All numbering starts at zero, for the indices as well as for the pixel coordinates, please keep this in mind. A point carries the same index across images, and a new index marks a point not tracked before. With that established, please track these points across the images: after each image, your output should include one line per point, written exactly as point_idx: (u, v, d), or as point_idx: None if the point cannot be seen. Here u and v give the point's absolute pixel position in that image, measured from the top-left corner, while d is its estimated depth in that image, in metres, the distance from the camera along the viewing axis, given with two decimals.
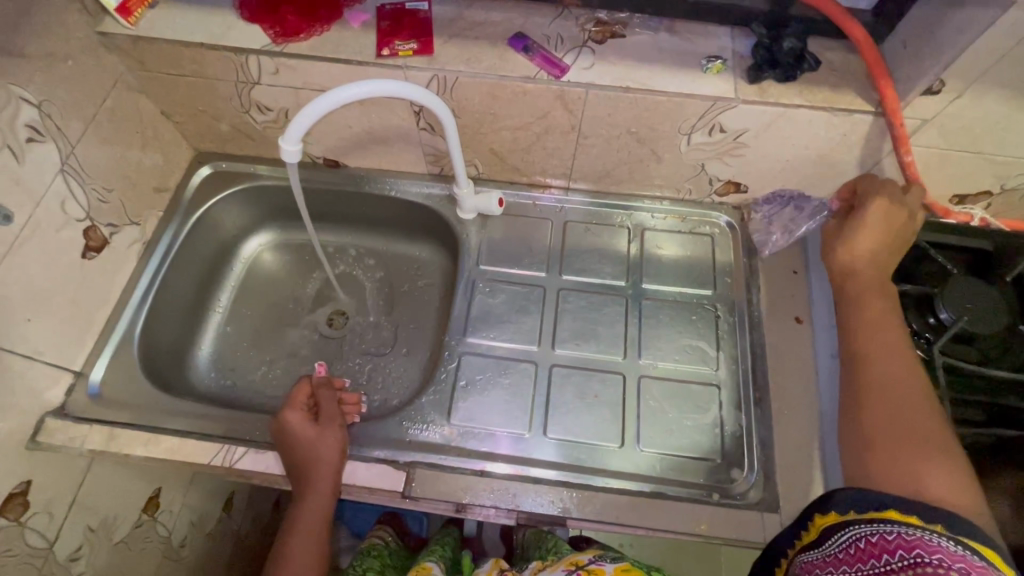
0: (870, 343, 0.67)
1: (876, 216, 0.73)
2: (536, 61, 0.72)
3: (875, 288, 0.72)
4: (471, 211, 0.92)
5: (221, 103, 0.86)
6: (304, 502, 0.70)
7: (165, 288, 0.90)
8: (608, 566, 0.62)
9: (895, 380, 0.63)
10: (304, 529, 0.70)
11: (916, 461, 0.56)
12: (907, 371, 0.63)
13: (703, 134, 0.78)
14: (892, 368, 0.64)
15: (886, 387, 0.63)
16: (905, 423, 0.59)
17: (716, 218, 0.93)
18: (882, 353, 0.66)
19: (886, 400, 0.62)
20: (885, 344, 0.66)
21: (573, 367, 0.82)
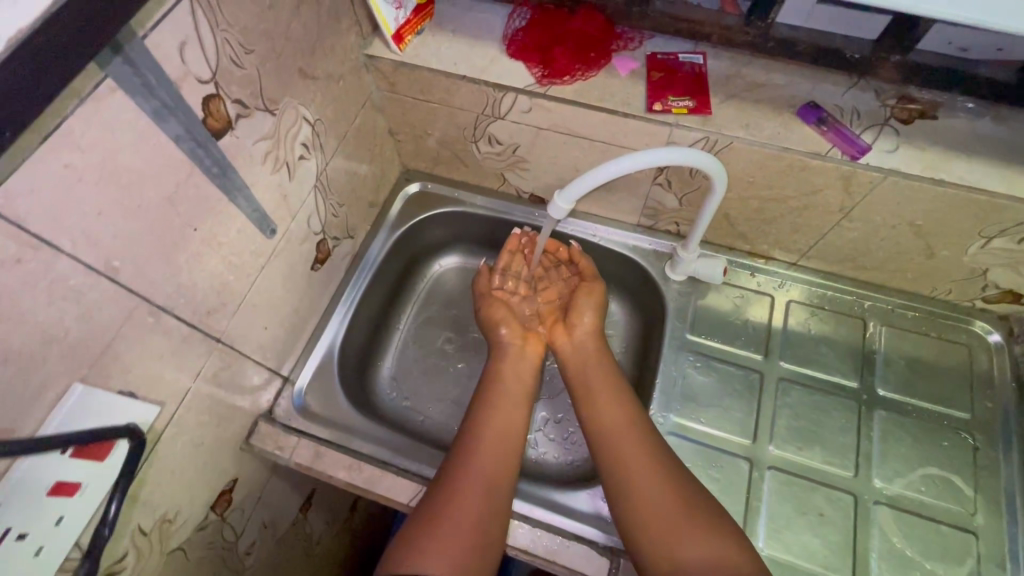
0: (601, 406, 0.72)
1: (588, 299, 0.85)
2: (829, 136, 0.64)
3: (600, 366, 0.78)
4: (682, 273, 0.85)
5: (453, 130, 0.85)
6: (490, 409, 0.74)
7: (363, 302, 0.91)
8: None
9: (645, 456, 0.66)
10: (485, 441, 0.70)
11: (677, 540, 0.59)
12: (655, 452, 0.66)
13: (1009, 240, 0.66)
14: (625, 428, 0.69)
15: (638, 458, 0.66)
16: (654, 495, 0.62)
17: (975, 326, 0.80)
18: (594, 417, 0.72)
19: (647, 492, 0.63)
20: (615, 404, 0.72)
21: (793, 475, 0.73)
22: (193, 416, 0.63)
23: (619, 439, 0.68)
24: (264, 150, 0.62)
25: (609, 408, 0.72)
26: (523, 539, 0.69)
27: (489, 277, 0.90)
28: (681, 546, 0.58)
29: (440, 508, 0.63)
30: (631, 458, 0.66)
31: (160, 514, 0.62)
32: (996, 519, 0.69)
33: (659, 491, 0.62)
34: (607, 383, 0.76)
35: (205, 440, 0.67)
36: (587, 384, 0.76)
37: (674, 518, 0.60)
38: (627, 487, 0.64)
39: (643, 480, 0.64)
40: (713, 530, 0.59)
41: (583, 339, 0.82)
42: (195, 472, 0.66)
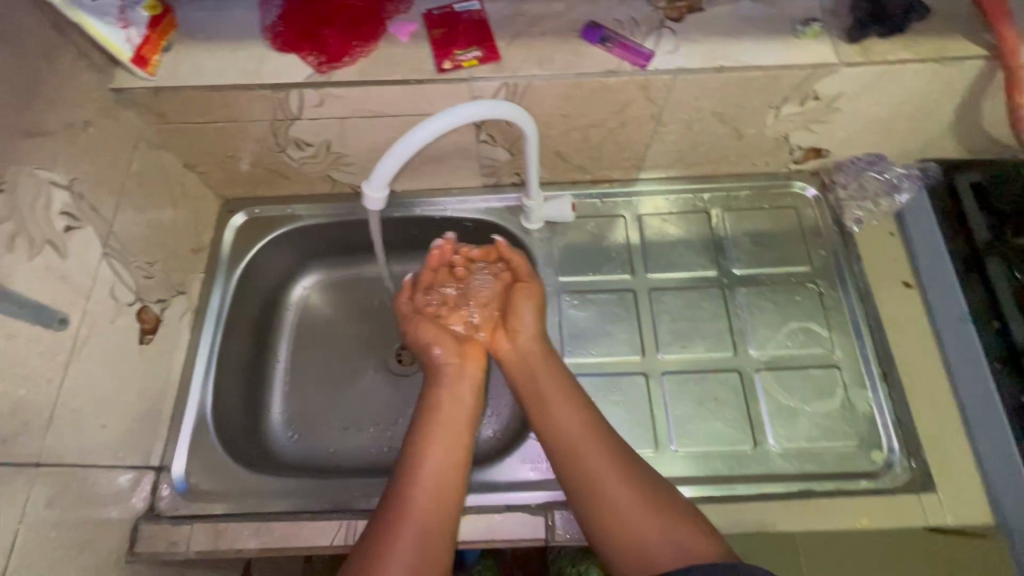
0: (557, 412, 0.70)
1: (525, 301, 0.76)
2: (616, 52, 0.65)
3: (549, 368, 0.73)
4: (538, 221, 0.86)
5: (254, 145, 0.77)
6: (429, 444, 0.68)
7: (225, 356, 0.82)
8: None
9: (600, 461, 0.65)
10: (427, 487, 0.65)
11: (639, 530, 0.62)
12: (614, 451, 0.66)
13: (795, 105, 0.72)
14: (580, 431, 0.68)
15: (596, 461, 0.65)
16: (625, 501, 0.63)
17: (795, 187, 0.88)
18: (557, 425, 0.69)
19: (607, 495, 0.63)
20: (575, 410, 0.69)
21: (684, 374, 0.78)
22: (39, 558, 0.54)
23: (568, 446, 0.67)
24: (3, 236, 0.51)
25: (574, 413, 0.69)
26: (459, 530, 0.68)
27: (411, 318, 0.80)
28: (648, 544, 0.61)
29: (381, 557, 0.59)
30: (598, 466, 0.65)
31: None
32: (850, 346, 0.78)
33: (619, 492, 0.63)
34: (555, 385, 0.72)
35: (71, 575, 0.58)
36: (541, 393, 0.72)
37: (641, 516, 0.62)
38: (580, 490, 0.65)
39: (602, 483, 0.64)
40: (672, 515, 0.62)
41: (517, 343, 0.76)
42: None
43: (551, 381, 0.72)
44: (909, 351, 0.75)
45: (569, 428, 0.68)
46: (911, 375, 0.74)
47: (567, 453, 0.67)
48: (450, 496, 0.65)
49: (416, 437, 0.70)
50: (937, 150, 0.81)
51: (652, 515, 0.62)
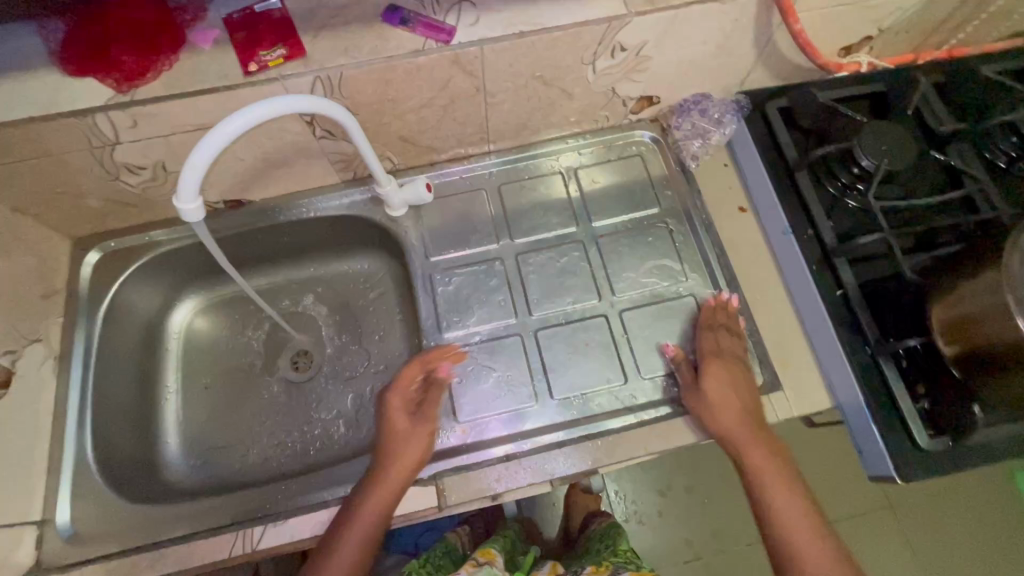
0: (761, 457, 0.69)
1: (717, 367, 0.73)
2: (419, 31, 0.68)
3: (749, 425, 0.70)
4: (401, 206, 0.87)
5: (82, 177, 0.75)
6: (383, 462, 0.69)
7: (101, 396, 0.80)
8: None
9: (778, 504, 0.67)
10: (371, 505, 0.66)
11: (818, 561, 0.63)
12: (804, 508, 0.66)
13: (607, 58, 0.76)
14: (777, 483, 0.68)
15: (785, 511, 0.66)
16: (807, 552, 0.63)
17: (637, 136, 0.93)
18: (762, 467, 0.69)
19: (803, 531, 0.65)
20: (776, 455, 0.70)
21: (557, 327, 0.82)
22: None
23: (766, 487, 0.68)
24: None
25: (740, 425, 0.70)
26: None
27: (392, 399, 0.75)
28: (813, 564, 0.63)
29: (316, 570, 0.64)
30: (786, 513, 0.66)
31: None
32: (702, 274, 0.84)
33: (792, 512, 0.66)
34: (745, 389, 0.73)
35: None
36: (742, 443, 0.70)
37: (813, 545, 0.64)
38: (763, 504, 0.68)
39: (776, 496, 0.67)
40: (831, 540, 0.64)
41: (732, 372, 0.73)
42: None
43: (739, 395, 0.72)
44: (752, 270, 0.82)
45: (769, 482, 0.68)
46: (754, 290, 0.80)
47: (755, 466, 0.69)
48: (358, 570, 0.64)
49: (392, 477, 0.68)
50: (753, 82, 0.88)
51: (816, 530, 0.65)
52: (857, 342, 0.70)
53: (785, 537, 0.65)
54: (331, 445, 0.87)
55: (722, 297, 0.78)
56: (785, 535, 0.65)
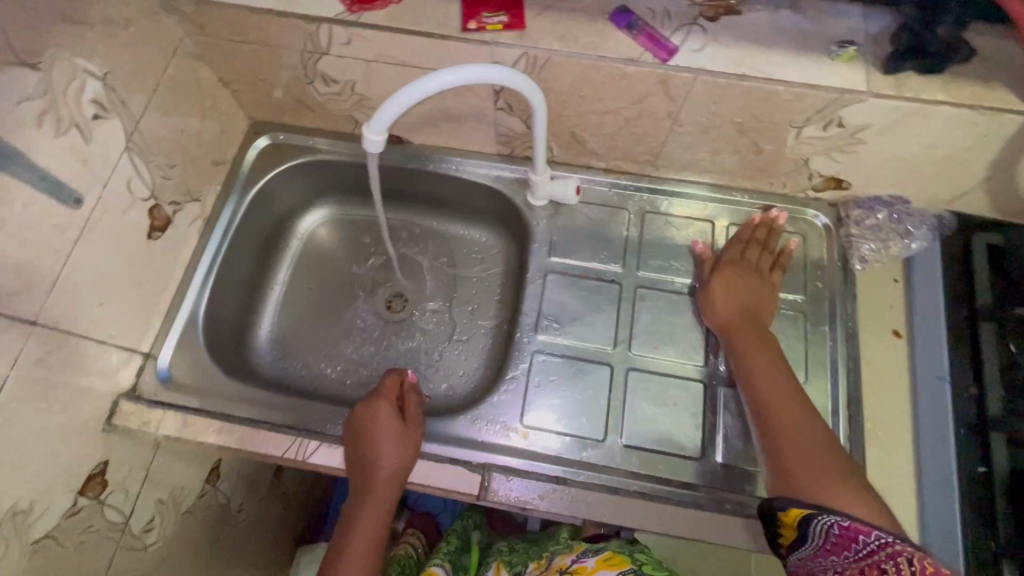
0: (748, 367, 0.69)
1: (722, 285, 0.77)
2: (640, 40, 0.66)
3: (757, 342, 0.71)
4: (543, 198, 0.86)
5: (283, 72, 0.80)
6: (379, 450, 0.68)
7: (226, 266, 0.87)
8: (589, 563, 0.66)
9: (787, 418, 0.61)
10: (374, 494, 0.68)
11: (840, 489, 0.53)
12: (809, 415, 0.61)
13: (818, 128, 0.70)
14: (779, 392, 0.64)
15: (784, 405, 0.63)
16: (813, 458, 0.57)
17: (808, 214, 0.85)
18: (766, 383, 0.66)
19: (797, 445, 0.58)
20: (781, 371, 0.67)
21: (650, 373, 0.79)
22: (22, 407, 0.60)
23: (769, 392, 0.65)
24: (34, 111, 0.57)
25: (735, 318, 0.75)
26: None
27: (374, 406, 0.72)
28: (822, 487, 0.54)
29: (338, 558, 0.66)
30: (794, 412, 0.62)
31: (8, 508, 0.59)
32: (822, 383, 0.76)
33: (809, 439, 0.59)
34: (749, 290, 0.76)
35: (49, 427, 0.64)
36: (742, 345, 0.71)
37: (834, 458, 0.57)
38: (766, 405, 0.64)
39: (775, 404, 0.63)
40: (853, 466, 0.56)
41: (747, 278, 0.77)
42: (46, 461, 0.64)
43: (741, 297, 0.76)
44: (881, 403, 0.73)
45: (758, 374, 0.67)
46: (876, 423, 0.72)
47: (752, 370, 0.68)
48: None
49: (389, 466, 0.68)
50: (962, 203, 0.78)
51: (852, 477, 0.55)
52: (982, 533, 0.62)
53: (779, 432, 0.61)
54: None
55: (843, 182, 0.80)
56: (784, 420, 0.61)
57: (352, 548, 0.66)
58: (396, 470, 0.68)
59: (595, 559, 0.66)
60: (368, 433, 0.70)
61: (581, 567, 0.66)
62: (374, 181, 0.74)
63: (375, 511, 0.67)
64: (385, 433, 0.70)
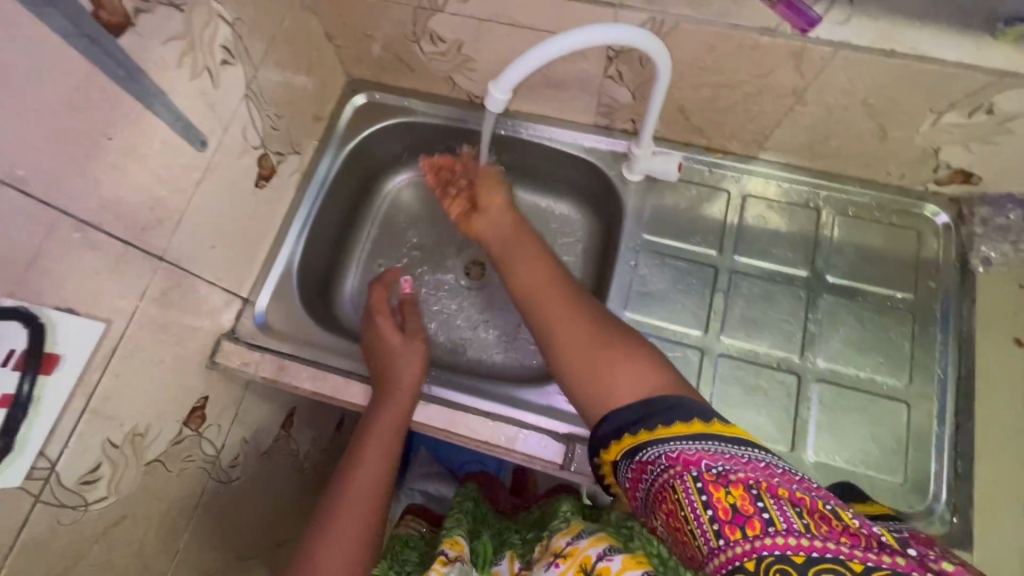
0: (523, 273, 0.68)
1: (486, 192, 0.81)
2: (779, 9, 0.62)
3: (514, 244, 0.73)
4: (639, 172, 0.84)
5: (392, 29, 0.80)
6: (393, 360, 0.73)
7: (318, 221, 0.89)
8: (585, 545, 0.52)
9: (546, 326, 0.61)
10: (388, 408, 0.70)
11: (620, 368, 0.52)
12: (563, 308, 0.61)
13: (961, 114, 0.65)
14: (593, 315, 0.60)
15: (548, 311, 0.62)
16: (576, 337, 0.57)
17: (925, 210, 0.80)
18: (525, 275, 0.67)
19: (599, 360, 0.54)
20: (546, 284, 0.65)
21: (741, 361, 0.76)
22: (147, 337, 0.63)
23: (537, 291, 0.64)
24: (176, 51, 0.58)
25: (494, 239, 0.76)
26: (487, 432, 0.72)
27: (376, 321, 0.78)
28: (608, 372, 0.52)
29: (348, 479, 0.66)
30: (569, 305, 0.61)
31: (129, 429, 0.63)
32: (928, 387, 0.72)
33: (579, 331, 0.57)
34: (504, 212, 0.78)
35: (164, 358, 0.67)
36: (512, 257, 0.71)
37: (585, 341, 0.56)
38: (518, 295, 0.66)
39: (557, 321, 0.60)
40: (624, 340, 0.55)
41: (485, 190, 0.81)
42: (160, 390, 0.67)
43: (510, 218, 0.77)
44: (994, 413, 0.69)
45: (546, 309, 0.62)
46: (986, 436, 0.69)
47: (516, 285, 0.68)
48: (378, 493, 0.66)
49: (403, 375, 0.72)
50: None
51: (602, 333, 0.56)
52: None
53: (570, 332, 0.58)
54: (470, 355, 0.90)
55: (972, 175, 0.75)
56: (549, 329, 0.60)
57: (363, 459, 0.67)
58: (413, 377, 0.72)
59: (590, 542, 0.52)
60: (387, 348, 0.74)
61: (573, 549, 0.52)
62: (484, 134, 0.74)
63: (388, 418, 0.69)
64: (397, 343, 0.74)
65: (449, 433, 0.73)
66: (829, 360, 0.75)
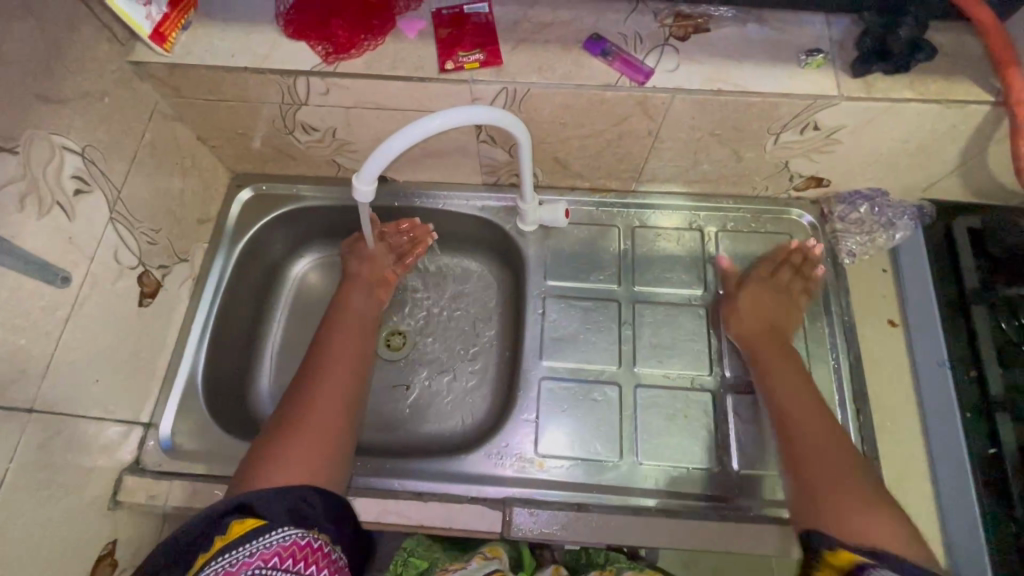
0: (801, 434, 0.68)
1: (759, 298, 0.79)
2: (616, 66, 0.67)
3: (786, 363, 0.74)
4: (533, 223, 0.87)
5: (263, 126, 0.80)
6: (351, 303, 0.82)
7: (219, 325, 0.86)
8: None
9: (835, 484, 0.62)
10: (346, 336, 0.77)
11: (870, 526, 0.57)
12: (831, 438, 0.66)
13: (795, 133, 0.72)
14: (816, 440, 0.66)
15: (820, 458, 0.65)
16: (833, 475, 0.62)
17: (793, 214, 0.87)
18: (807, 417, 0.69)
19: (844, 497, 0.60)
20: (813, 416, 0.69)
21: (658, 388, 0.79)
22: (27, 497, 0.58)
23: (789, 415, 0.70)
24: (14, 194, 0.55)
25: (785, 362, 0.74)
26: (421, 515, 0.70)
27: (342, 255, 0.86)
28: (849, 518, 0.58)
29: (308, 400, 0.69)
30: (833, 452, 0.65)
31: None
32: (827, 379, 0.78)
33: (850, 492, 0.60)
34: (782, 307, 0.79)
35: (54, 514, 0.62)
36: (766, 374, 0.74)
37: (858, 490, 0.60)
38: (788, 419, 0.70)
39: (828, 445, 0.66)
40: (874, 498, 0.60)
41: (777, 299, 0.79)
42: (55, 550, 0.61)
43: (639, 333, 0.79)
44: (886, 391, 0.75)
45: (815, 444, 0.66)
46: (882, 414, 0.74)
47: (783, 411, 0.70)
48: (341, 413, 0.69)
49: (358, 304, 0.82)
50: (939, 190, 0.80)
51: (872, 501, 0.59)
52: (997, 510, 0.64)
53: (800, 455, 0.66)
54: (401, 430, 0.86)
55: (822, 179, 0.82)
56: (806, 472, 0.64)
57: (319, 387, 0.70)
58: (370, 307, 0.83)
59: None
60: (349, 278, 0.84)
61: None
62: (365, 220, 0.76)
63: (343, 348, 0.76)
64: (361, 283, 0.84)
65: (380, 525, 0.70)
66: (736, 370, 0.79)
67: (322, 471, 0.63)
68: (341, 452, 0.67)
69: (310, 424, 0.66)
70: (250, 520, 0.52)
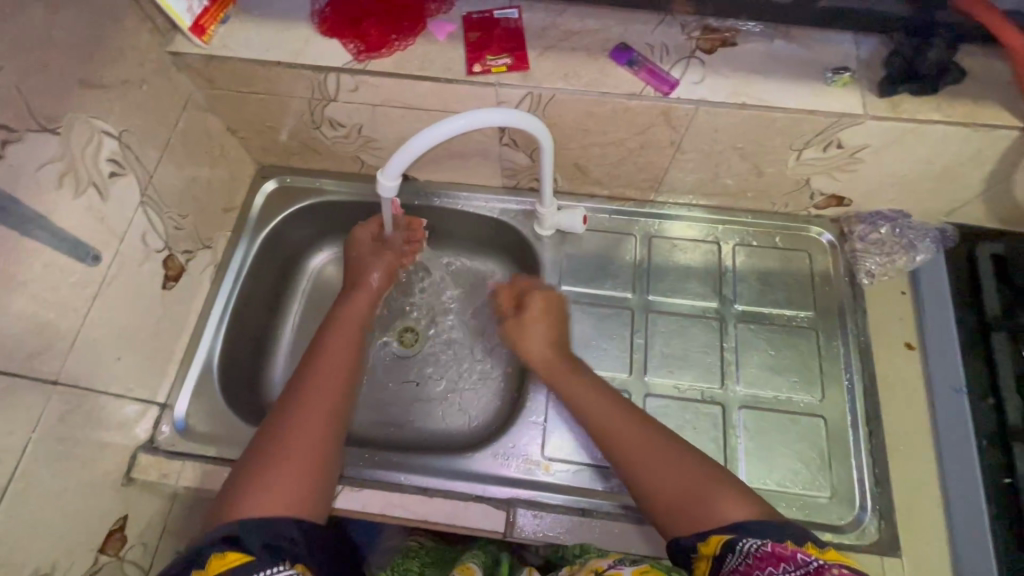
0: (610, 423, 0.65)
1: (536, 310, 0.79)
2: (642, 75, 0.68)
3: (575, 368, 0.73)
4: (550, 228, 0.87)
5: (291, 119, 0.82)
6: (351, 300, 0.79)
7: (238, 312, 0.88)
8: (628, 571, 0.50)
9: (657, 477, 0.58)
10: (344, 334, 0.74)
11: (721, 494, 0.54)
12: (644, 435, 0.62)
13: (817, 150, 0.72)
14: (631, 434, 0.63)
15: (640, 454, 0.61)
16: (666, 475, 0.58)
17: (812, 232, 0.86)
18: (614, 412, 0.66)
19: (682, 490, 0.56)
20: (633, 421, 0.64)
21: (667, 398, 0.79)
22: (46, 467, 0.60)
23: (610, 430, 0.65)
24: (54, 173, 0.58)
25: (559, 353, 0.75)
26: (424, 510, 0.71)
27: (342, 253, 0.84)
28: (704, 508, 0.54)
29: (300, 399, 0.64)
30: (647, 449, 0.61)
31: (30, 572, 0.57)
32: (840, 399, 0.77)
33: (676, 476, 0.57)
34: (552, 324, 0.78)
35: (70, 485, 0.63)
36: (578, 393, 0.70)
37: (691, 471, 0.57)
38: (608, 426, 0.65)
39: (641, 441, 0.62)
40: (726, 481, 0.56)
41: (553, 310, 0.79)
42: (68, 520, 0.62)
43: (550, 328, 0.78)
44: (900, 414, 0.74)
45: (631, 447, 0.62)
46: (895, 437, 0.73)
47: (603, 423, 0.66)
48: (333, 425, 0.64)
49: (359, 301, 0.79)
50: (963, 214, 0.80)
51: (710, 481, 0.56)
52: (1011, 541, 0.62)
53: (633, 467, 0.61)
54: (409, 427, 0.87)
55: (843, 198, 0.82)
56: (642, 470, 0.60)
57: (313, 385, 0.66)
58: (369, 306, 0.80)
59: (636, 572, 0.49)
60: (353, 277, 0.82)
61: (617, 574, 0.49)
62: (388, 214, 0.77)
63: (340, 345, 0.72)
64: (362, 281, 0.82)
65: (385, 518, 0.70)
66: (748, 385, 0.79)
67: (310, 488, 0.58)
68: (328, 466, 0.61)
69: (299, 432, 0.61)
70: (232, 555, 0.49)
